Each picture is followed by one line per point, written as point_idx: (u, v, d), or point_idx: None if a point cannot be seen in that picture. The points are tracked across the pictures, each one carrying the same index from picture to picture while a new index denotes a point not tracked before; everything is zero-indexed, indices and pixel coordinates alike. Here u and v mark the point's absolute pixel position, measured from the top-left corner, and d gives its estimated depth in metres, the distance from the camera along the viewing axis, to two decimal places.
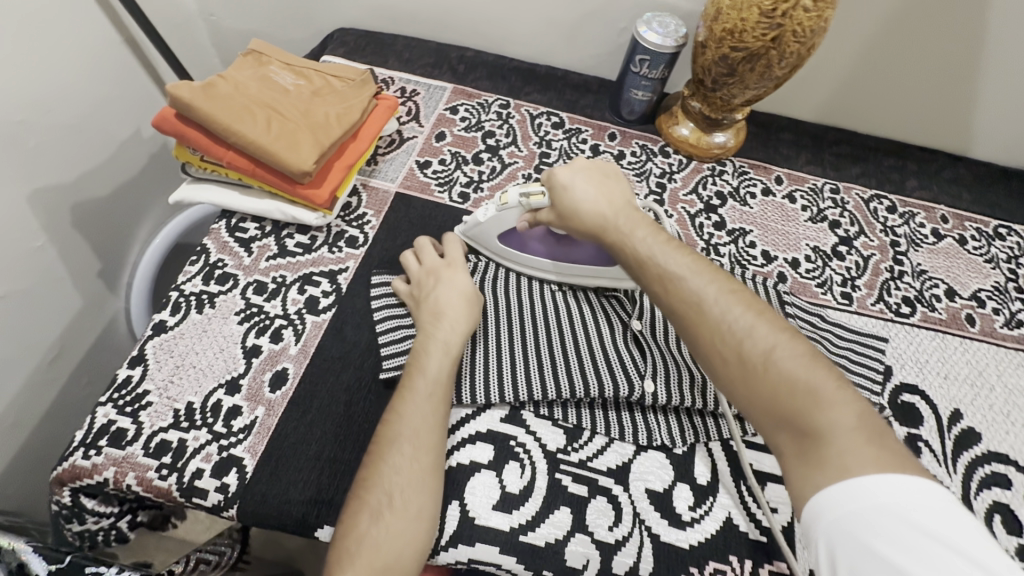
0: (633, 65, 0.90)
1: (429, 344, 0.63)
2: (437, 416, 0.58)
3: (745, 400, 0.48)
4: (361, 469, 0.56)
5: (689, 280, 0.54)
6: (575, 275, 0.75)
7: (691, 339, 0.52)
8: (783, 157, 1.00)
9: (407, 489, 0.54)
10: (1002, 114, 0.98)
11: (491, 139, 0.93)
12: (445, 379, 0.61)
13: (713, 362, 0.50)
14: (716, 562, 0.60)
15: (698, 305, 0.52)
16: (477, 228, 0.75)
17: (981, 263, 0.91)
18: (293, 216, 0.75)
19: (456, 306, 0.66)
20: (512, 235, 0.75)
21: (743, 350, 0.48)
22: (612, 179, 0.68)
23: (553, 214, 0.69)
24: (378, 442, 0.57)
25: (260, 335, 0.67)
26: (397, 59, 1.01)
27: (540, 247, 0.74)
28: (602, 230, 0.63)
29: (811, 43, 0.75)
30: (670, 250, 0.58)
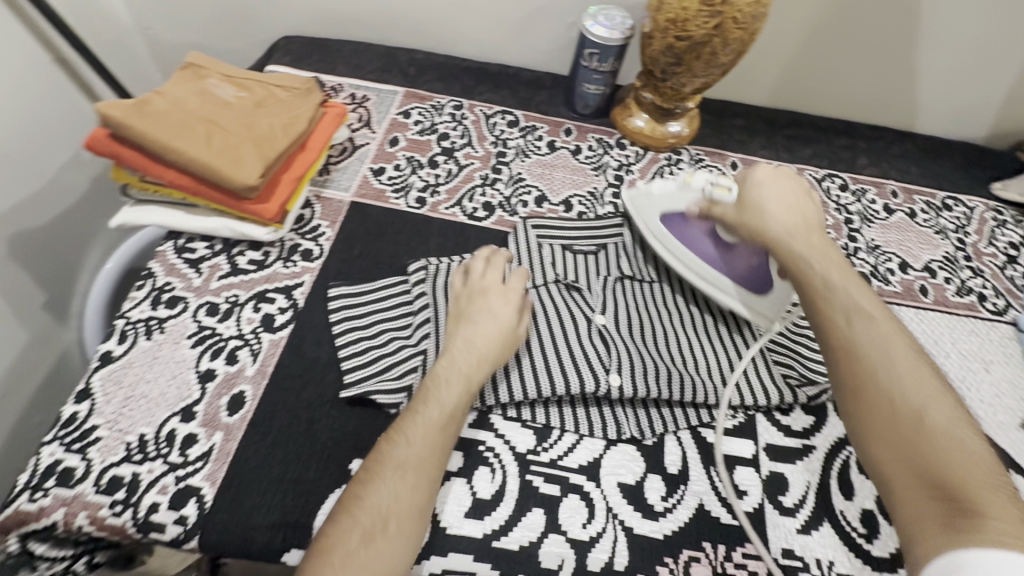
0: (583, 59, 0.90)
1: (452, 371, 0.61)
2: (441, 446, 0.57)
3: (890, 450, 0.50)
4: (347, 490, 0.54)
5: (872, 327, 0.57)
6: (697, 276, 0.75)
7: (849, 379, 0.55)
8: (737, 142, 1.01)
9: (396, 517, 0.52)
10: (940, 88, 1.02)
11: (446, 142, 0.92)
12: (458, 411, 0.59)
13: (872, 403, 0.53)
14: (690, 549, 0.61)
15: (875, 351, 0.55)
16: (648, 198, 0.79)
17: (930, 234, 0.94)
18: (243, 233, 0.72)
19: (493, 341, 0.64)
20: (676, 218, 0.77)
21: (912, 402, 0.51)
22: (812, 210, 0.71)
23: (734, 210, 0.72)
24: (368, 464, 0.55)
25: (214, 358, 0.65)
26: (346, 65, 0.99)
27: (698, 239, 0.75)
28: (788, 262, 0.66)
29: (754, 29, 0.76)
30: (858, 293, 0.60)
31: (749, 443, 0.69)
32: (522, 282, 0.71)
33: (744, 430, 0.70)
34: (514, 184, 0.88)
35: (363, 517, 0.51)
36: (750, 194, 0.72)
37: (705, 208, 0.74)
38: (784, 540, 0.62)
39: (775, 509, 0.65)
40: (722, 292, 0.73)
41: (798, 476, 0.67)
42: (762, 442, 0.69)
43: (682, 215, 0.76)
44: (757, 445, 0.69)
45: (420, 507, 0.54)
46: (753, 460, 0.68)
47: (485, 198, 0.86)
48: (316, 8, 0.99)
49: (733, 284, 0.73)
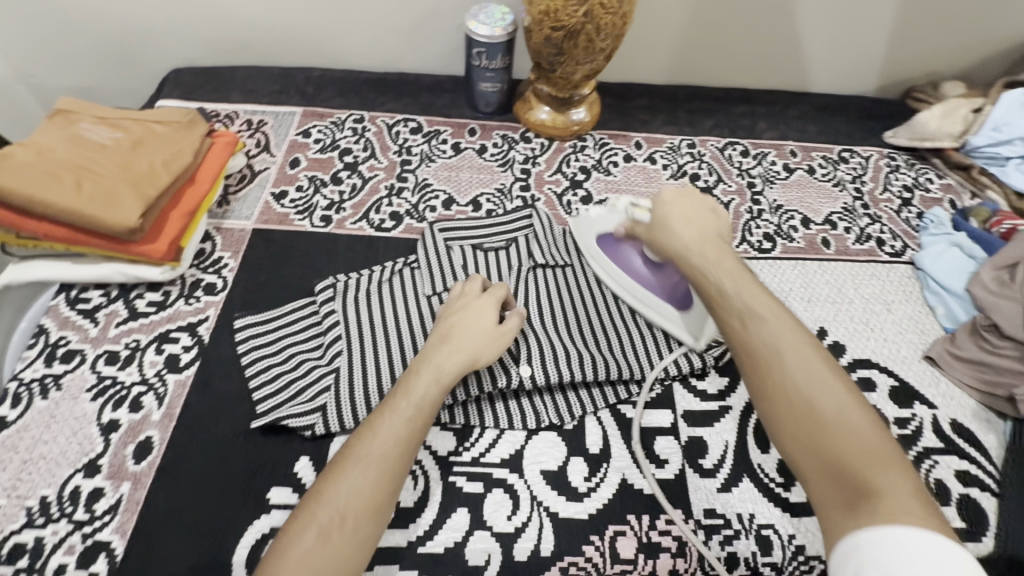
0: (473, 59, 0.91)
1: (429, 368, 0.60)
2: (411, 444, 0.55)
3: (800, 447, 0.49)
4: (316, 481, 0.53)
5: (769, 327, 0.55)
6: (630, 294, 0.75)
7: (753, 380, 0.54)
8: (640, 122, 1.04)
9: (356, 513, 0.50)
10: (824, 47, 1.06)
11: (349, 156, 0.91)
12: (431, 411, 0.57)
13: (777, 408, 0.51)
14: (615, 524, 0.62)
15: (775, 352, 0.53)
16: (583, 223, 0.81)
17: (829, 188, 0.99)
18: (136, 276, 0.71)
19: (470, 340, 0.62)
20: (608, 239, 0.78)
21: (815, 403, 0.50)
22: (709, 218, 0.69)
23: (647, 229, 0.72)
24: (339, 455, 0.54)
25: (117, 407, 0.64)
26: (239, 91, 0.97)
27: (628, 260, 0.75)
28: (688, 264, 0.65)
29: (624, 12, 0.79)
30: (753, 294, 0.58)
31: (668, 413, 0.71)
32: (504, 292, 0.69)
33: (662, 400, 0.72)
34: (421, 190, 0.89)
35: (325, 509, 0.50)
36: (658, 209, 0.71)
37: (630, 230, 0.76)
38: (706, 501, 0.65)
39: (696, 472, 0.67)
40: (654, 311, 0.74)
41: (715, 438, 0.69)
42: (680, 410, 0.71)
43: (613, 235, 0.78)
44: (675, 413, 0.71)
45: (379, 504, 0.52)
46: (672, 428, 0.69)
47: (392, 208, 0.86)
48: (202, 36, 0.98)
49: (660, 301, 0.74)
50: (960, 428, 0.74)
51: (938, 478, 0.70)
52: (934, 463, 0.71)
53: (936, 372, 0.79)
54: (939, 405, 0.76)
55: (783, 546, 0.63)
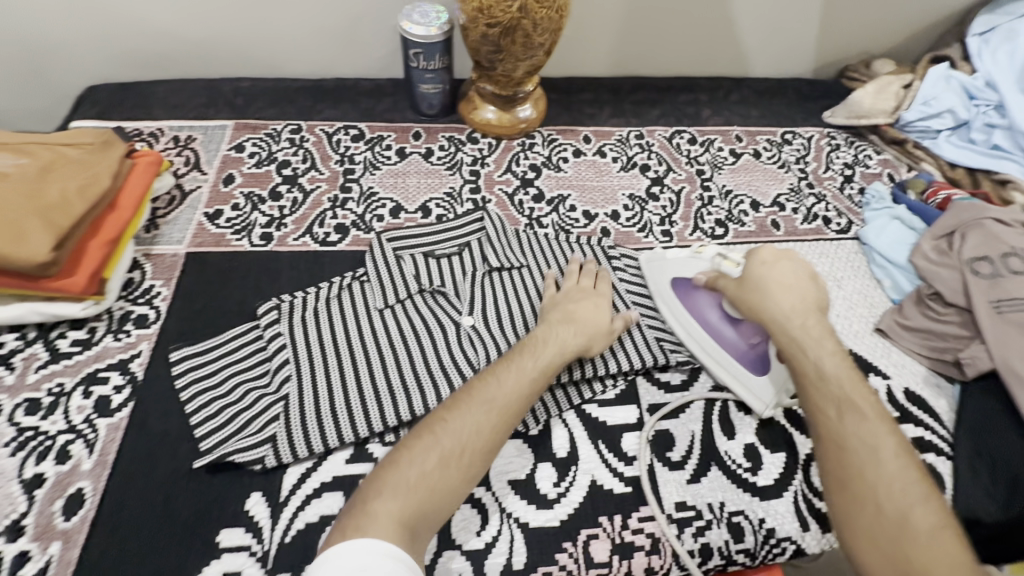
0: (411, 61, 0.88)
1: (553, 333, 0.66)
2: (527, 399, 0.60)
3: (870, 547, 0.50)
4: (437, 409, 0.58)
5: (867, 427, 0.55)
6: (698, 344, 0.73)
7: (839, 473, 0.55)
8: (587, 116, 1.03)
9: (469, 449, 0.55)
10: (759, 32, 1.08)
11: (287, 169, 0.87)
12: (551, 373, 0.63)
13: (860, 507, 0.52)
14: (588, 528, 0.61)
15: (870, 452, 0.54)
16: (662, 261, 0.80)
17: (775, 170, 1.00)
18: (54, 314, 0.65)
19: (590, 317, 0.68)
20: (684, 286, 0.76)
21: (903, 513, 0.50)
22: (809, 286, 0.66)
23: (736, 284, 0.70)
24: (462, 394, 0.59)
25: (41, 460, 0.58)
26: (163, 107, 0.91)
27: (704, 308, 0.73)
28: (780, 336, 0.64)
29: (559, 6, 0.78)
30: (855, 388, 0.58)
31: (634, 408, 0.70)
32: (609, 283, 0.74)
33: (627, 396, 0.71)
34: (367, 200, 0.85)
35: (441, 440, 0.55)
36: (753, 267, 0.69)
37: (712, 281, 0.73)
38: (676, 494, 0.64)
39: (665, 466, 0.66)
40: (722, 368, 0.71)
41: (682, 429, 0.69)
42: (645, 404, 0.70)
43: (690, 283, 0.76)
44: (641, 408, 0.70)
45: (486, 452, 0.56)
46: (639, 424, 0.69)
47: (337, 220, 0.82)
48: (117, 50, 0.91)
49: (725, 356, 0.71)
50: (913, 395, 0.76)
51: None
52: None
53: (887, 343, 0.81)
54: (892, 375, 0.78)
55: (754, 531, 0.63)
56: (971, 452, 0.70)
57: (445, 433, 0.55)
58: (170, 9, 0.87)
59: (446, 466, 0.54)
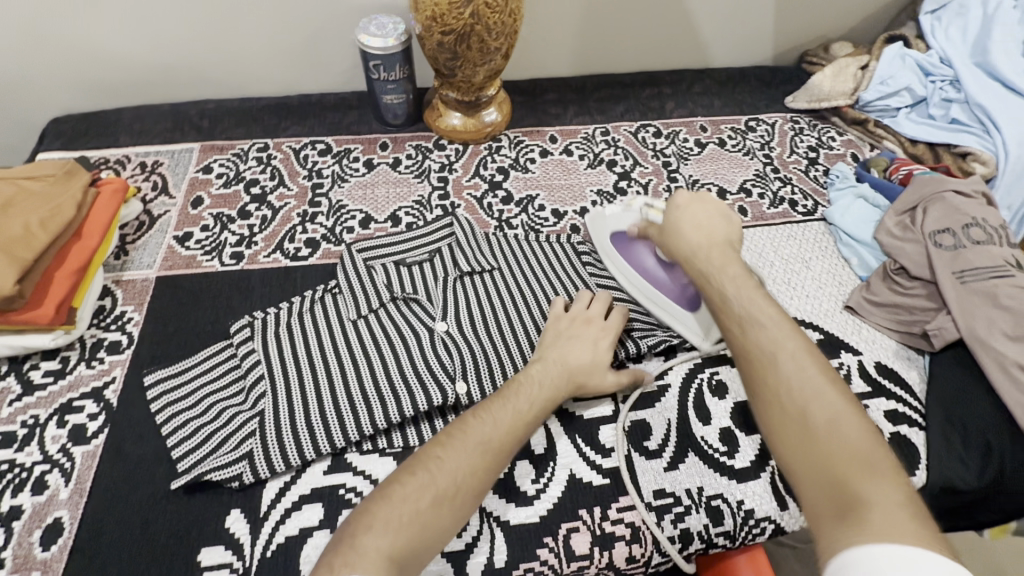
0: (372, 73, 0.89)
1: (547, 371, 0.64)
2: (519, 437, 0.58)
3: (787, 447, 0.48)
4: (427, 446, 0.55)
5: (769, 330, 0.55)
6: (639, 292, 0.76)
7: (750, 379, 0.53)
8: (552, 116, 1.04)
9: (464, 487, 0.53)
10: (717, 23, 1.10)
11: (256, 188, 0.87)
12: (544, 412, 0.61)
13: (774, 413, 0.50)
14: (568, 522, 0.61)
15: (772, 353, 0.53)
16: (602, 219, 0.83)
17: (740, 157, 1.02)
18: (25, 345, 0.65)
19: (586, 358, 0.66)
20: (621, 238, 0.80)
21: (808, 410, 0.48)
22: (716, 224, 0.68)
23: (658, 232, 0.73)
24: (451, 430, 0.57)
25: (18, 492, 0.58)
26: (129, 133, 0.92)
27: (641, 257, 0.76)
28: (691, 263, 0.66)
29: (512, 10, 0.79)
30: (755, 297, 0.58)
31: (609, 400, 0.70)
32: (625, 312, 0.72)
33: (602, 389, 0.71)
34: (336, 212, 0.86)
35: (434, 478, 0.52)
36: (669, 213, 0.71)
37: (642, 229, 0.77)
38: (654, 482, 0.65)
39: (642, 455, 0.67)
40: (665, 313, 0.75)
41: (658, 419, 0.70)
42: (620, 395, 0.71)
43: (626, 234, 0.79)
44: (616, 399, 0.71)
45: (477, 491, 0.53)
46: (615, 416, 0.69)
47: (307, 234, 0.83)
48: (80, 80, 0.92)
49: (664, 301, 0.74)
50: (884, 369, 0.78)
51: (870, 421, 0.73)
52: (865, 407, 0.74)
53: (857, 320, 0.83)
54: (863, 350, 0.79)
55: (733, 513, 0.64)
56: (942, 421, 0.72)
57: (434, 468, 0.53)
58: (128, 36, 0.88)
59: (439, 507, 0.51)
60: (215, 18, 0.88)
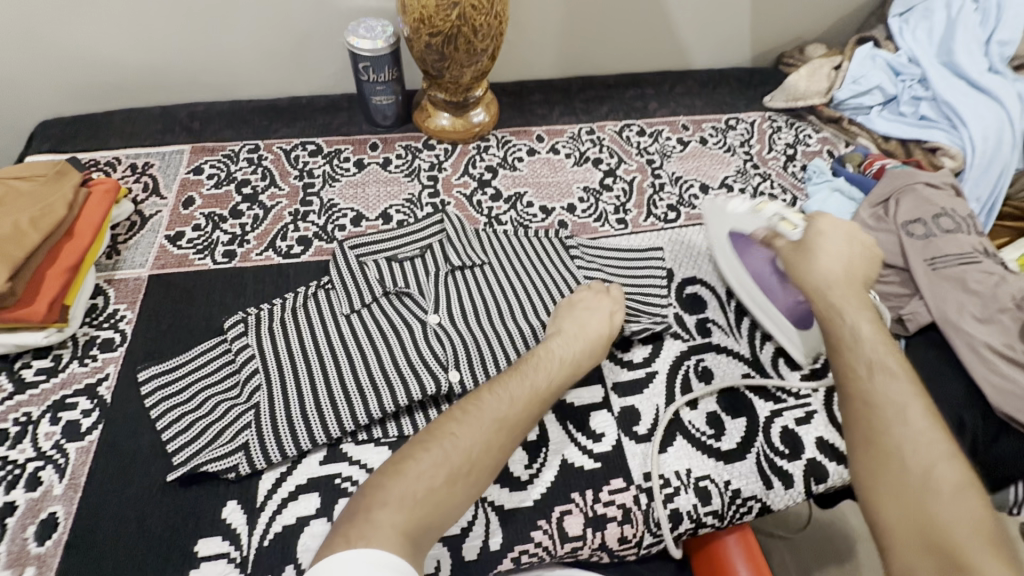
0: (361, 74, 0.91)
1: (567, 348, 0.67)
2: (533, 413, 0.60)
3: (891, 499, 0.50)
4: (439, 420, 0.58)
5: (897, 384, 0.55)
6: (748, 296, 0.79)
7: (865, 428, 0.54)
8: (539, 116, 1.06)
9: (478, 465, 0.55)
10: (696, 26, 1.13)
11: (247, 188, 0.88)
12: (555, 388, 0.64)
13: (884, 462, 0.51)
14: (561, 505, 0.63)
15: (896, 408, 0.54)
16: (720, 212, 0.81)
17: (721, 155, 1.05)
18: (16, 343, 0.65)
19: (604, 330, 0.69)
20: (736, 237, 0.80)
21: (929, 471, 0.49)
22: (855, 266, 0.66)
23: (790, 246, 0.70)
24: (465, 406, 0.58)
25: (11, 489, 0.58)
26: (118, 136, 0.92)
27: (757, 261, 0.78)
28: (819, 297, 0.64)
29: (497, 12, 0.81)
30: (887, 350, 0.58)
31: (599, 388, 0.72)
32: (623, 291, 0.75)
33: (592, 378, 0.73)
34: (328, 211, 0.87)
35: (448, 455, 0.54)
36: (810, 233, 0.69)
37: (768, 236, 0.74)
38: (644, 465, 0.67)
39: (632, 439, 0.69)
40: (769, 320, 0.77)
41: (646, 404, 0.71)
42: (609, 382, 0.73)
43: (745, 236, 0.78)
44: (606, 387, 0.72)
45: (488, 468, 0.56)
46: (605, 402, 0.71)
47: (299, 233, 0.84)
48: (68, 84, 0.92)
49: (771, 308, 0.77)
50: None
51: None
52: None
53: None
54: None
55: (720, 493, 0.66)
56: None
57: (452, 448, 0.55)
58: (117, 39, 0.89)
59: (452, 484, 0.53)
60: (205, 22, 0.89)
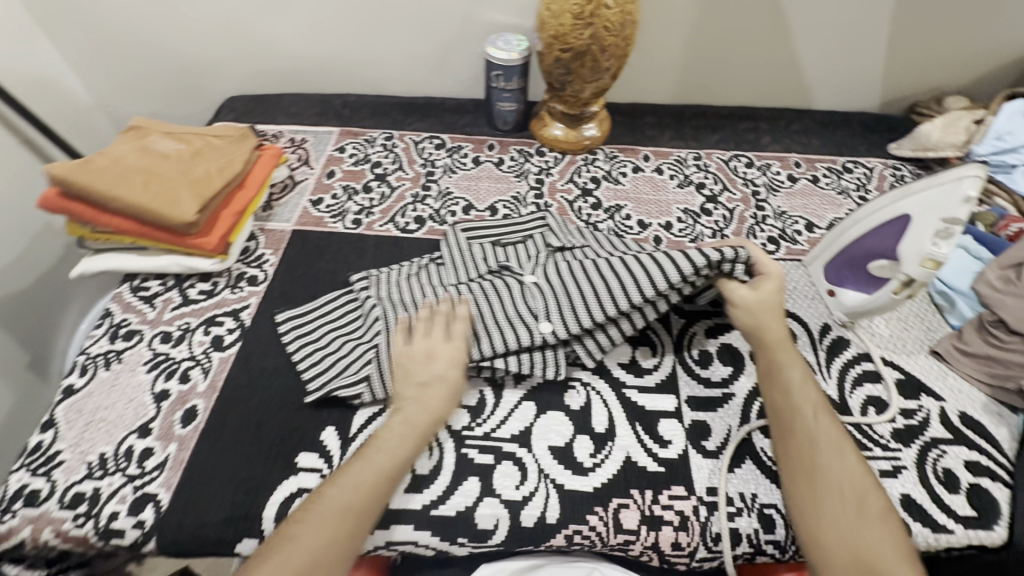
0: (492, 81, 1.00)
1: (405, 428, 0.61)
2: (376, 499, 0.56)
3: (833, 525, 0.56)
4: (275, 533, 0.54)
5: (827, 427, 0.61)
6: (849, 227, 0.78)
7: (808, 460, 0.60)
8: (648, 137, 1.11)
9: (319, 562, 0.52)
10: (823, 67, 1.12)
11: (379, 169, 1.00)
12: (396, 474, 0.59)
13: (825, 496, 0.57)
14: (619, 498, 0.65)
15: (830, 443, 0.60)
16: (948, 198, 0.67)
17: (833, 196, 1.02)
18: (190, 266, 0.79)
19: (422, 414, 0.62)
20: (904, 224, 0.71)
21: (864, 501, 0.57)
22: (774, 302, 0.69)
23: None
24: (305, 506, 0.55)
25: (168, 379, 0.71)
26: (285, 114, 1.09)
27: (883, 241, 0.73)
28: (767, 346, 0.67)
29: (626, 35, 0.87)
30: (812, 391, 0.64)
31: (672, 398, 0.73)
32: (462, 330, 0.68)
33: (667, 386, 0.74)
34: (443, 198, 0.97)
35: (291, 554, 0.51)
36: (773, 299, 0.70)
37: (896, 265, 0.72)
38: (708, 479, 0.67)
39: (699, 453, 0.69)
40: (830, 246, 0.82)
41: (718, 423, 0.71)
42: (684, 395, 0.74)
43: (901, 238, 0.71)
44: (680, 398, 0.73)
45: (338, 559, 0.53)
46: (676, 412, 0.72)
47: (416, 213, 0.94)
48: (255, 68, 1.11)
49: (839, 249, 0.81)
50: (968, 420, 0.75)
51: (946, 467, 0.70)
52: (943, 453, 0.71)
53: (943, 366, 0.80)
54: (946, 398, 0.76)
55: (785, 526, 0.64)
56: None
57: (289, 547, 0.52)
58: (299, 34, 1.05)
59: None
60: (369, 26, 1.04)
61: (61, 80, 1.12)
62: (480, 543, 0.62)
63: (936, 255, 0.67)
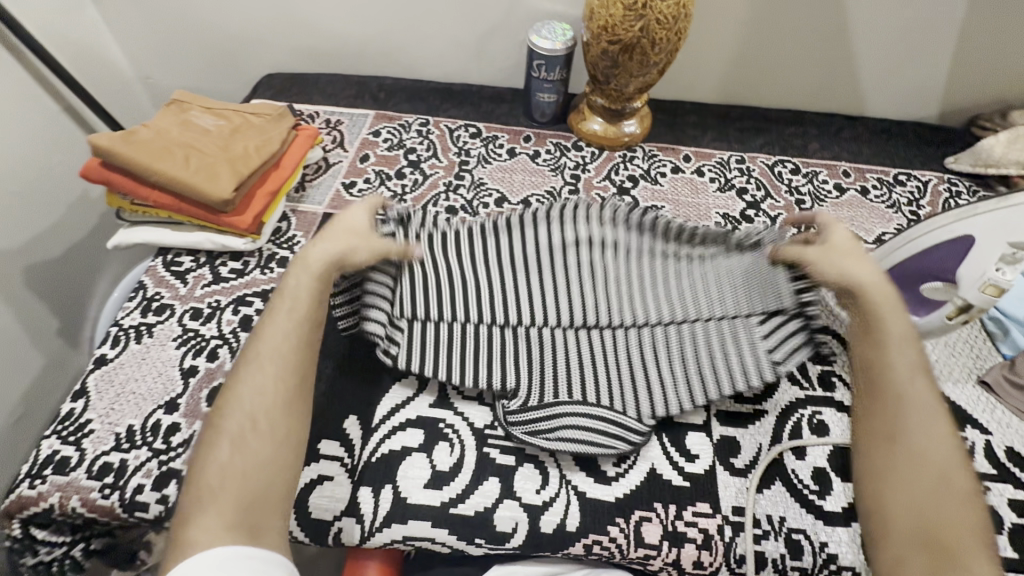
0: (533, 71, 0.97)
1: (291, 306, 0.61)
2: (286, 382, 0.57)
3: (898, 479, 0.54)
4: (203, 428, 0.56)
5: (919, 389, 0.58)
6: (904, 241, 0.73)
7: (888, 419, 0.57)
8: (690, 137, 1.07)
9: (261, 417, 0.55)
10: (881, 72, 1.06)
11: (412, 155, 0.99)
12: (294, 355, 0.59)
13: (900, 457, 0.55)
14: (641, 510, 0.63)
15: (921, 408, 0.57)
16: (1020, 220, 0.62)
17: (883, 209, 0.97)
18: (223, 244, 0.80)
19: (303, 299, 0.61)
20: (965, 245, 0.66)
21: (947, 472, 0.54)
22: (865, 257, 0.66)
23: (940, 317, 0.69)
24: (223, 401, 0.56)
25: (196, 356, 0.71)
26: (321, 94, 1.08)
27: (945, 261, 0.69)
28: (866, 301, 0.63)
29: (678, 29, 0.84)
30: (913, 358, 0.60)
31: (702, 410, 0.71)
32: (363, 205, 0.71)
33: None
34: (476, 188, 0.95)
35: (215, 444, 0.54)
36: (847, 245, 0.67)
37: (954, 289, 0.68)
38: (735, 498, 0.65)
39: (726, 470, 0.67)
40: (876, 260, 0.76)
41: (749, 439, 0.69)
42: (714, 408, 0.71)
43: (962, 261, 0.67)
44: (709, 410, 0.71)
45: (259, 447, 0.54)
46: (705, 426, 0.70)
47: (449, 202, 0.93)
48: (295, 46, 1.10)
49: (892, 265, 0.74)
50: (1016, 457, 0.70)
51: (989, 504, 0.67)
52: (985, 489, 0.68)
53: (992, 398, 0.76)
54: (993, 432, 0.72)
55: (813, 552, 0.61)
56: None
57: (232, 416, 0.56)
58: (340, 13, 1.04)
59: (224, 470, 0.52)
60: (411, 8, 1.02)
61: (103, 48, 1.12)
62: (497, 545, 0.61)
63: (999, 282, 0.63)
